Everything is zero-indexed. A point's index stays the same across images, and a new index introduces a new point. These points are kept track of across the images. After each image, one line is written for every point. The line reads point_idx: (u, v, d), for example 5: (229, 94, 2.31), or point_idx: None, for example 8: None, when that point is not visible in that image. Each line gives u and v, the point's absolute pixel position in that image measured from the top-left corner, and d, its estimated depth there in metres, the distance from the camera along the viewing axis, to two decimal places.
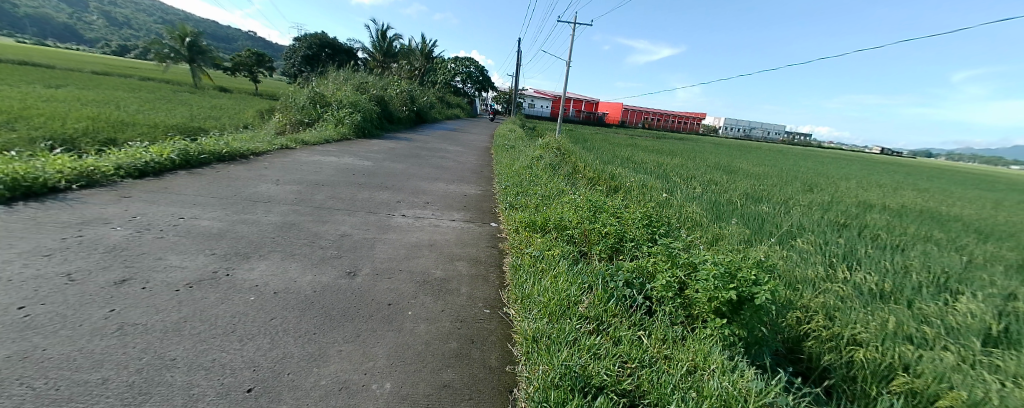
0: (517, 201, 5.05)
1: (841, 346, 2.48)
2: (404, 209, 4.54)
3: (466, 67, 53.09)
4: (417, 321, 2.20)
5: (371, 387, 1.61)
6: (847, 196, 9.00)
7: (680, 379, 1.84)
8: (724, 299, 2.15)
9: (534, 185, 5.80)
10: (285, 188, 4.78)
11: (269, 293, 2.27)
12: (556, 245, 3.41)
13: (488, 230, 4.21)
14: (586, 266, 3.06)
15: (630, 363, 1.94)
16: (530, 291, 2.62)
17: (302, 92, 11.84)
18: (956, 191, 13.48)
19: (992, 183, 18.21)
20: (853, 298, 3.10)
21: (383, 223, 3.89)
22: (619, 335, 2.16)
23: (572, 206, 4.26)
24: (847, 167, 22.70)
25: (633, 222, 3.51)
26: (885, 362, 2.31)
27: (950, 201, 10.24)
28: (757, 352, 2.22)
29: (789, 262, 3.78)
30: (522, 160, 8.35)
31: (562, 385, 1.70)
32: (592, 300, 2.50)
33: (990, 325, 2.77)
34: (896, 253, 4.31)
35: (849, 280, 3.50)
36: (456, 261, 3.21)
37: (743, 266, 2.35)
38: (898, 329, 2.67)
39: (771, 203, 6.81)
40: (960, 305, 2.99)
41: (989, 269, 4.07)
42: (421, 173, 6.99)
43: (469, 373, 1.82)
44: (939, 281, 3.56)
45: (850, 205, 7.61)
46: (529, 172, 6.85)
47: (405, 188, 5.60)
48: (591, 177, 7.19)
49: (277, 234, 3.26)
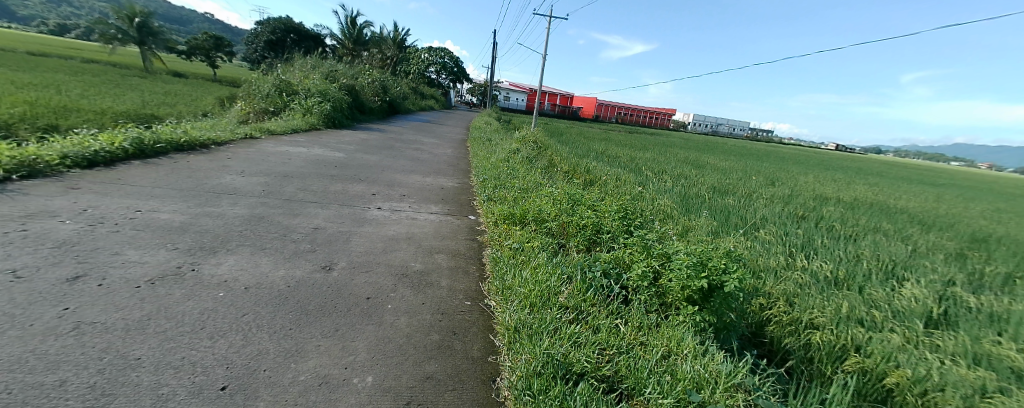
0: (496, 193, 5.06)
1: (800, 330, 2.66)
2: (380, 201, 4.45)
3: (440, 58, 52.28)
4: (398, 315, 2.17)
5: (351, 382, 1.58)
6: (806, 190, 9.57)
7: (656, 363, 1.93)
8: (696, 288, 2.27)
9: (513, 178, 5.82)
10: (251, 180, 4.57)
11: (239, 289, 2.18)
12: (535, 238, 3.43)
13: (467, 223, 4.20)
14: (565, 258, 3.12)
15: (608, 350, 2.00)
16: (511, 282, 2.63)
17: (266, 79, 11.26)
18: (900, 185, 14.53)
19: (934, 178, 19.79)
20: (810, 285, 3.33)
21: (358, 216, 3.79)
22: (598, 323, 2.22)
23: (549, 199, 4.28)
24: (806, 163, 24.02)
25: (610, 214, 3.59)
26: (838, 344, 2.50)
27: (898, 194, 11.02)
28: (725, 337, 2.37)
29: (753, 251, 4.00)
30: (500, 153, 8.35)
31: (544, 372, 1.73)
32: (571, 290, 2.55)
33: (932, 309, 3.05)
34: (850, 244, 4.63)
35: (807, 268, 3.74)
36: (436, 254, 3.18)
37: (713, 255, 2.48)
38: (851, 313, 2.90)
39: (736, 196, 7.14)
40: (906, 291, 3.26)
41: (930, 257, 4.45)
42: (396, 165, 6.86)
43: (452, 365, 1.82)
44: (888, 269, 3.87)
45: (808, 198, 8.08)
46: (507, 165, 6.87)
47: (380, 180, 5.47)
48: (568, 170, 7.26)
49: (245, 227, 3.12)
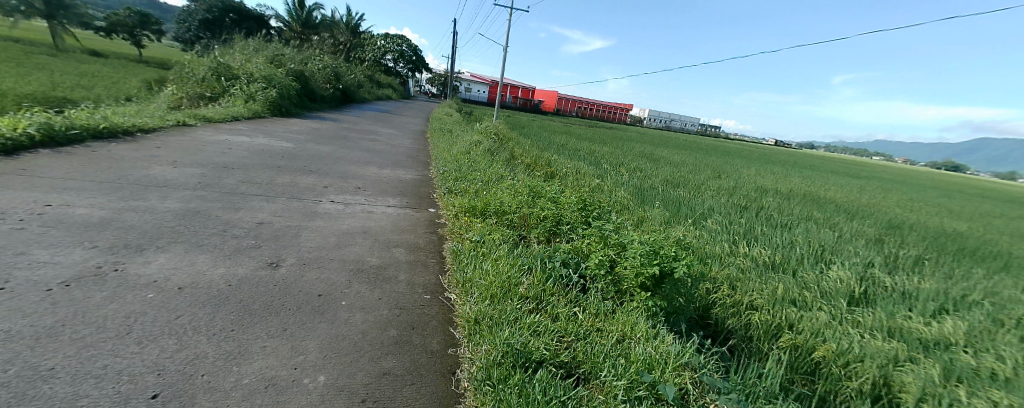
0: (457, 186, 4.99)
1: (741, 311, 2.87)
2: (333, 194, 4.25)
3: (398, 46, 50.46)
4: (352, 311, 2.09)
5: (302, 382, 1.51)
6: (749, 182, 10.29)
7: (611, 347, 2.01)
8: (649, 274, 2.38)
9: (474, 170, 5.77)
10: (186, 171, 4.19)
11: (172, 289, 2.00)
12: (496, 230, 3.43)
13: (427, 215, 4.11)
14: (525, 249, 3.14)
15: (566, 337, 2.06)
16: (471, 274, 2.61)
17: (203, 62, 10.32)
18: (828, 177, 16.02)
19: (856, 171, 21.99)
20: (751, 270, 3.61)
21: (309, 210, 3.60)
22: (557, 312, 2.27)
23: (510, 191, 4.29)
24: (749, 157, 25.80)
25: (569, 205, 3.66)
26: (774, 323, 2.73)
27: (827, 186, 12.14)
28: (675, 320, 2.51)
29: (702, 240, 4.26)
30: (460, 145, 8.24)
31: (503, 361, 1.75)
32: (531, 280, 2.58)
33: (853, 288, 3.41)
34: (786, 231, 5.05)
35: (749, 254, 4.05)
36: (393, 248, 3.09)
37: (665, 244, 2.60)
38: (785, 295, 3.17)
39: (687, 188, 7.55)
40: (833, 273, 3.62)
41: (852, 243, 4.96)
42: (350, 156, 6.57)
43: (409, 359, 1.79)
44: (818, 253, 4.28)
45: (750, 190, 8.71)
46: (468, 157, 6.80)
47: (333, 172, 5.22)
48: (529, 163, 7.31)
49: (178, 223, 2.86)
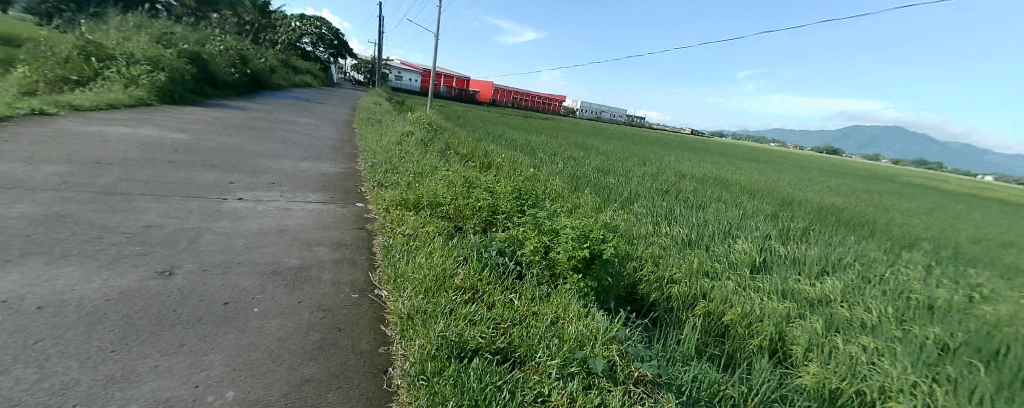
0: (387, 178, 4.77)
1: (663, 285, 3.13)
2: (243, 191, 3.82)
3: (318, 30, 46.51)
4: (267, 318, 1.90)
5: (206, 401, 1.34)
6: (669, 168, 11.21)
7: (546, 329, 2.08)
8: (580, 257, 2.48)
9: (405, 162, 5.55)
10: (44, 168, 3.48)
11: (28, 310, 1.66)
12: (430, 222, 3.34)
13: (354, 211, 3.88)
14: (461, 240, 3.10)
15: (502, 324, 2.08)
16: (403, 269, 2.52)
17: (63, 38, 8.58)
18: (734, 162, 18.04)
19: (756, 156, 25.04)
20: (672, 248, 3.94)
21: (212, 210, 3.20)
22: (493, 300, 2.28)
23: (444, 182, 4.20)
24: (670, 145, 28.10)
25: (504, 195, 3.68)
26: (690, 294, 3.01)
27: (734, 170, 13.67)
28: (605, 298, 2.66)
29: (628, 222, 4.56)
30: (390, 136, 7.87)
31: (439, 354, 1.72)
32: (467, 271, 2.56)
33: (754, 258, 3.89)
34: (700, 211, 5.60)
35: (670, 233, 4.42)
36: (315, 247, 2.87)
37: (594, 228, 2.73)
38: (700, 268, 3.51)
39: (616, 175, 8.01)
40: (738, 246, 4.10)
41: (753, 219, 5.65)
42: (263, 148, 5.95)
43: (335, 363, 1.67)
44: (726, 229, 4.80)
45: (670, 175, 9.49)
46: (399, 148, 6.52)
47: (241, 167, 4.69)
48: (464, 153, 7.22)
49: (34, 231, 2.37)
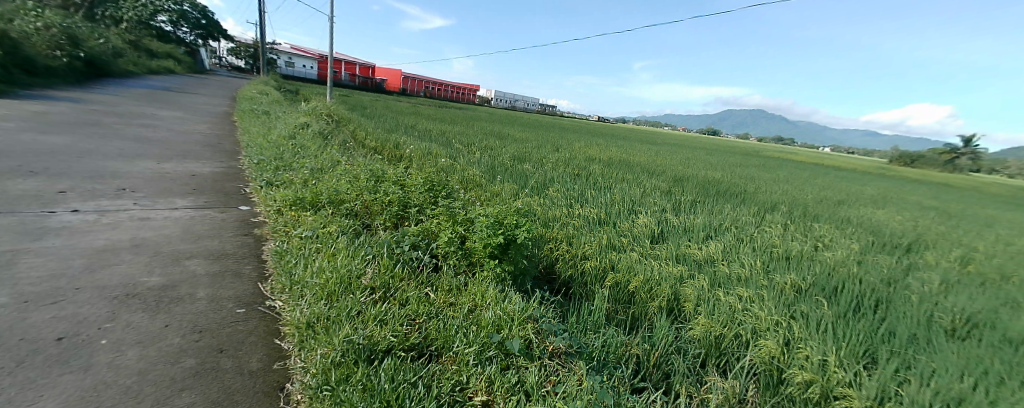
0: (279, 176, 4.26)
1: (575, 263, 3.31)
2: (80, 201, 3.10)
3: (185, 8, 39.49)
4: (121, 349, 1.57)
5: None
6: (580, 154, 11.90)
7: (463, 318, 2.06)
8: (495, 244, 2.49)
9: (301, 157, 5.01)
10: None
11: None
12: (333, 221, 3.07)
13: (239, 215, 3.40)
14: (370, 238, 2.91)
15: (417, 319, 2.00)
16: (301, 275, 2.27)
17: None
18: (636, 146, 19.85)
19: (654, 140, 27.87)
20: (583, 227, 4.19)
21: (32, 227, 2.54)
22: (406, 296, 2.18)
23: (347, 177, 3.89)
24: (581, 132, 29.86)
25: (415, 187, 3.54)
26: (600, 268, 3.24)
27: (635, 153, 15.04)
28: (522, 281, 2.72)
29: (543, 207, 4.73)
30: (282, 128, 7.04)
31: (344, 361, 1.60)
32: (377, 269, 2.40)
33: (653, 230, 4.33)
34: (607, 192, 6.04)
35: (582, 214, 4.69)
36: (188, 260, 2.45)
37: (508, 214, 2.76)
38: (608, 244, 3.80)
39: (530, 163, 8.25)
40: (640, 221, 4.52)
41: (651, 195, 6.28)
42: (111, 148, 4.89)
43: (217, 389, 1.46)
44: (630, 206, 5.26)
45: (580, 160, 10.08)
46: (293, 142, 5.87)
47: (77, 172, 3.79)
48: (374, 147, 6.79)
49: None
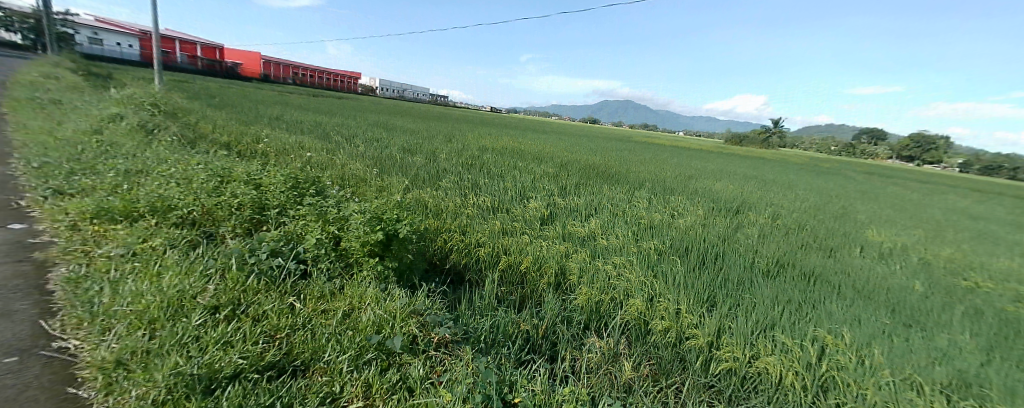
0: (75, 183, 3.30)
1: (466, 251, 3.31)
2: None
3: None
4: None
5: None
6: (473, 144, 11.96)
7: (337, 324, 1.88)
8: (374, 241, 2.33)
9: (116, 158, 3.98)
10: None
11: None
12: (156, 235, 2.52)
13: (10, 236, 2.55)
14: (217, 248, 2.46)
15: (279, 334, 1.77)
16: (109, 303, 1.80)
17: None
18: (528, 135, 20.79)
19: (545, 129, 29.56)
20: (476, 215, 4.22)
21: None
22: (263, 310, 1.90)
23: (179, 179, 3.21)
24: (476, 122, 30.07)
25: (276, 185, 3.11)
26: (490, 253, 3.30)
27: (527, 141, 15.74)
28: (409, 276, 2.61)
29: (434, 198, 4.62)
30: (87, 121, 5.50)
31: (171, 400, 1.33)
32: (224, 285, 2.04)
33: (541, 213, 4.59)
34: (500, 179, 6.20)
35: (475, 202, 4.72)
36: None
37: (388, 208, 2.60)
38: (499, 229, 3.89)
39: (423, 154, 7.99)
40: (530, 205, 4.75)
41: (541, 180, 6.64)
42: None
43: None
44: (521, 192, 5.48)
45: (474, 150, 10.14)
46: (104, 139, 4.63)
47: None
48: (230, 143, 5.79)
49: None
